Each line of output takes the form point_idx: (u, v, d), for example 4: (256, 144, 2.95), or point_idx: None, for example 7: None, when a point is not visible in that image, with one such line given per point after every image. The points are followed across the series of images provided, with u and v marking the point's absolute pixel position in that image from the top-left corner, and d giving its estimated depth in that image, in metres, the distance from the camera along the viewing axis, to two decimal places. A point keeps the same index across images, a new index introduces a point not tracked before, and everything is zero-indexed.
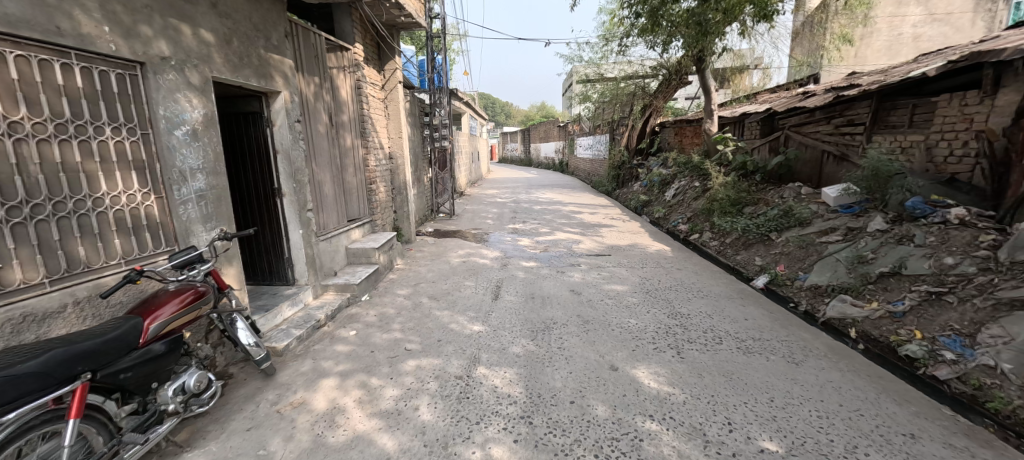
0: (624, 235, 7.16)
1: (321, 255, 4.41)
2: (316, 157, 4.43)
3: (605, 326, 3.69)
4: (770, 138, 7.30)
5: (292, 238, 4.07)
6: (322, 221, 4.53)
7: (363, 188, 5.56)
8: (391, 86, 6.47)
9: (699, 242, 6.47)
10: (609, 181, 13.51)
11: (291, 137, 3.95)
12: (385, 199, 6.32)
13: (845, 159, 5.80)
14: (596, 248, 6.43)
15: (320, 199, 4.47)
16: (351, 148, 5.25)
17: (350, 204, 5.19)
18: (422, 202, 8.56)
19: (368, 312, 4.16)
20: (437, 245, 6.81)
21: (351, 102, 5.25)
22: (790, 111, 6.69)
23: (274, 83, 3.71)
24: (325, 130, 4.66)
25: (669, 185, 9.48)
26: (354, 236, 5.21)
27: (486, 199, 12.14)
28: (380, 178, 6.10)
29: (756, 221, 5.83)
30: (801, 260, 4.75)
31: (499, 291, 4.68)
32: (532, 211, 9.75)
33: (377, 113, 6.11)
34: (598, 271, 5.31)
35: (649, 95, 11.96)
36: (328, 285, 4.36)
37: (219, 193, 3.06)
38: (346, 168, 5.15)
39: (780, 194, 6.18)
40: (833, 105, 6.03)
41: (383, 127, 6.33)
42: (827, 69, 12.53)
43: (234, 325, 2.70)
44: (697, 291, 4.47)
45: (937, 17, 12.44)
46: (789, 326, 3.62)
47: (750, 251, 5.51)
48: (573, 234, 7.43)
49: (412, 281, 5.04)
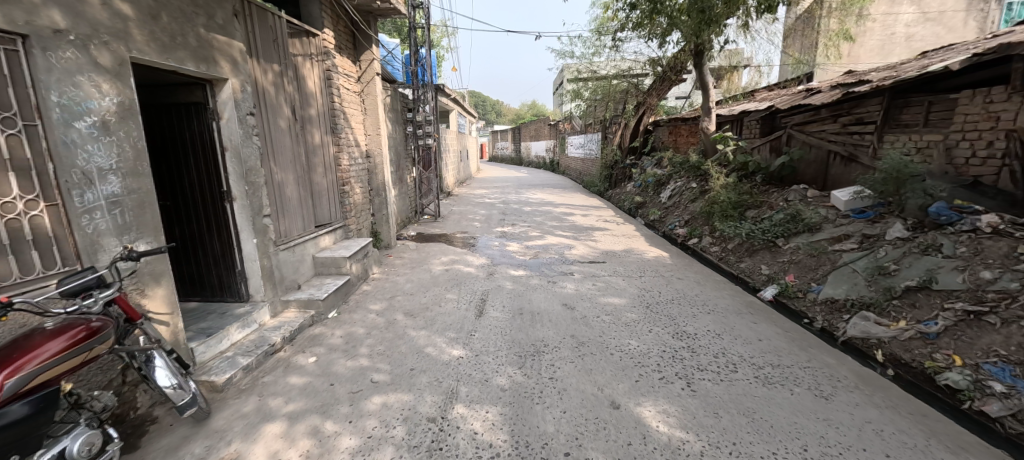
0: (619, 240, 6.74)
1: (281, 267, 3.89)
2: (275, 155, 3.90)
3: (603, 349, 3.23)
4: (771, 138, 6.92)
5: (245, 248, 3.54)
6: (283, 228, 4.00)
7: (335, 190, 5.03)
8: (368, 78, 5.94)
9: (699, 248, 6.07)
10: (602, 181, 13.11)
11: (242, 132, 3.42)
12: (361, 201, 5.79)
13: (855, 160, 5.44)
14: (589, 254, 5.99)
15: (280, 203, 3.94)
16: (319, 145, 4.72)
17: (318, 207, 4.66)
18: (404, 203, 8.03)
19: (334, 331, 3.65)
20: (418, 251, 6.30)
21: (319, 94, 4.72)
22: (794, 108, 6.32)
23: (218, 69, 3.18)
24: (288, 125, 4.13)
25: (665, 186, 9.09)
26: (324, 244, 4.68)
27: (474, 199, 11.64)
28: (354, 179, 5.57)
29: (761, 226, 5.44)
30: (814, 270, 4.36)
31: (484, 305, 4.20)
32: (522, 213, 9.28)
33: (351, 107, 5.58)
34: (593, 281, 4.87)
35: (643, 93, 11.57)
36: (289, 301, 3.84)
37: (143, 198, 2.55)
38: (314, 168, 4.61)
39: (785, 197, 5.80)
40: (841, 102, 5.66)
41: (358, 122, 5.80)
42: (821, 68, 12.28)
43: (151, 363, 2.20)
44: (701, 305, 4.05)
45: (930, 17, 12.25)
46: (810, 348, 3.21)
47: (756, 259, 5.11)
48: (565, 238, 6.98)
49: (387, 294, 4.53)
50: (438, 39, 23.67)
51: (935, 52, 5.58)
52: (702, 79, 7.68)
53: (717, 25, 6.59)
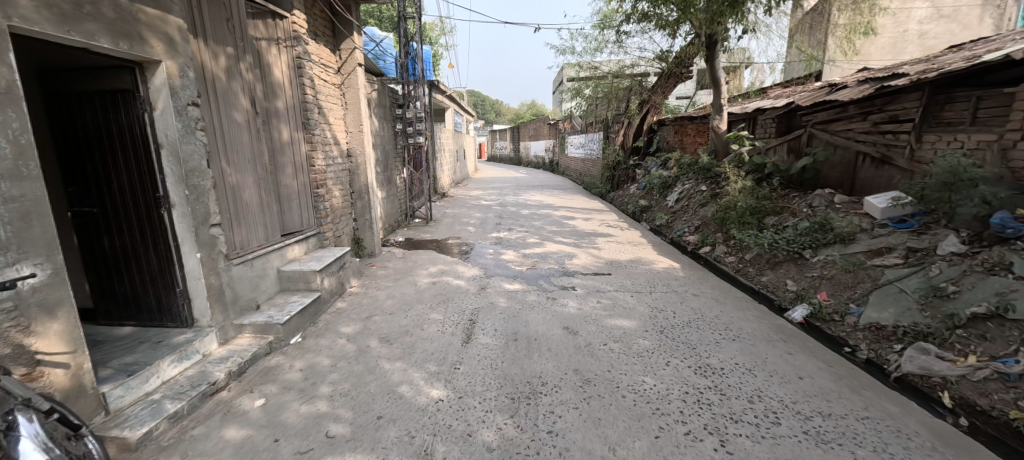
0: (625, 248, 6.18)
1: (236, 284, 3.33)
2: (228, 154, 3.34)
3: (612, 391, 2.67)
4: (790, 138, 6.36)
5: (187, 264, 2.98)
6: (239, 239, 3.44)
7: (309, 194, 4.48)
8: (349, 69, 5.35)
9: (713, 258, 5.52)
10: (603, 182, 12.55)
11: (181, 125, 2.86)
12: (339, 206, 5.22)
13: (888, 162, 4.89)
14: (593, 265, 5.43)
15: (234, 210, 3.38)
16: (288, 144, 4.16)
17: (285, 213, 4.10)
18: (392, 206, 7.46)
19: (293, 363, 3.08)
20: (405, 260, 5.73)
21: (288, 84, 4.15)
22: (817, 106, 5.78)
23: (147, 48, 2.62)
24: (246, 119, 3.56)
25: (671, 189, 8.53)
26: (293, 254, 4.12)
27: (470, 201, 11.07)
28: (332, 181, 5.01)
29: (784, 234, 4.89)
30: (851, 288, 3.81)
31: (473, 328, 3.64)
32: (520, 217, 8.71)
33: (328, 102, 5.01)
34: (597, 297, 4.32)
35: (648, 90, 11.12)
36: (243, 324, 3.28)
37: (27, 209, 1.98)
38: (280, 169, 4.05)
39: (808, 202, 5.25)
40: (872, 99, 5.10)
41: (337, 118, 5.23)
42: (833, 65, 11.71)
43: (13, 434, 1.64)
44: (723, 330, 3.50)
45: (945, 13, 11.69)
46: (862, 390, 2.66)
47: (780, 273, 4.57)
48: (566, 246, 6.42)
49: (362, 314, 3.96)
50: (436, 36, 23.14)
51: (974, 44, 5.03)
52: (713, 74, 7.11)
53: (733, 14, 6.03)
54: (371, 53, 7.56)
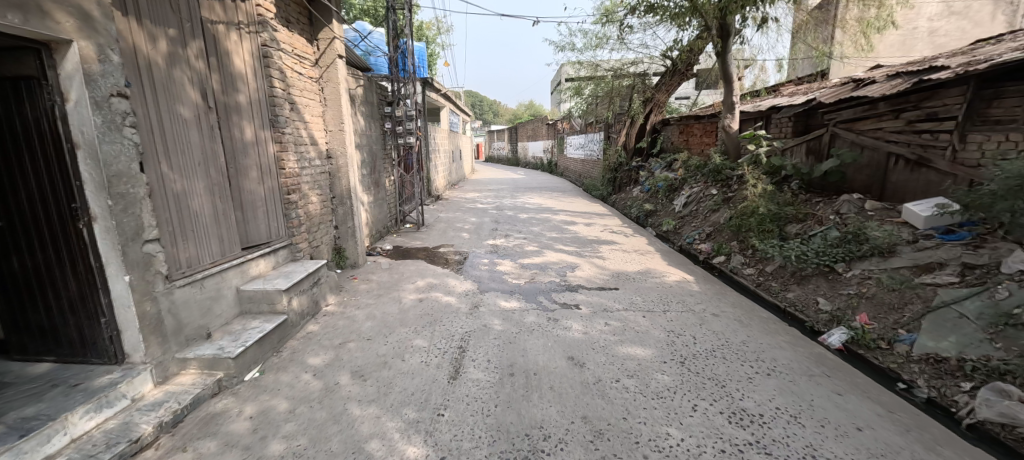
0: (632, 257, 5.68)
1: (180, 310, 2.81)
2: (171, 155, 2.82)
3: (631, 449, 2.17)
4: (809, 138, 5.87)
5: (114, 289, 2.46)
6: (187, 256, 2.92)
7: (279, 201, 3.96)
8: (328, 61, 4.83)
9: (729, 269, 5.04)
10: (605, 184, 12.06)
11: (101, 121, 2.34)
12: (317, 213, 4.70)
13: (925, 164, 4.42)
14: (598, 277, 4.92)
15: (179, 222, 2.85)
16: (253, 143, 3.64)
17: (249, 224, 3.58)
18: (380, 211, 6.93)
19: (242, 408, 2.55)
20: (390, 272, 5.20)
21: (252, 76, 3.64)
22: (841, 103, 5.30)
23: (50, 25, 2.10)
24: (197, 114, 3.04)
25: (678, 192, 8.04)
26: (257, 271, 3.60)
27: (466, 204, 10.57)
28: (307, 186, 4.49)
29: (811, 245, 4.39)
30: (897, 310, 3.32)
31: (463, 358, 3.13)
32: (517, 221, 8.20)
33: (303, 97, 4.49)
34: (604, 318, 3.81)
35: (651, 88, 10.64)
36: (187, 359, 2.75)
37: None
38: (242, 173, 3.53)
39: (835, 208, 4.76)
40: (906, 94, 4.61)
41: (314, 116, 4.72)
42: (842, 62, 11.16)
43: None
44: (755, 362, 3.00)
45: (956, 10, 10.99)
46: (938, 448, 2.16)
47: (808, 289, 4.08)
48: (567, 255, 5.91)
49: (335, 340, 3.43)
50: (432, 36, 22.69)
51: (1016, 35, 4.58)
52: (726, 70, 6.62)
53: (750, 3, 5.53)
54: (360, 49, 6.95)
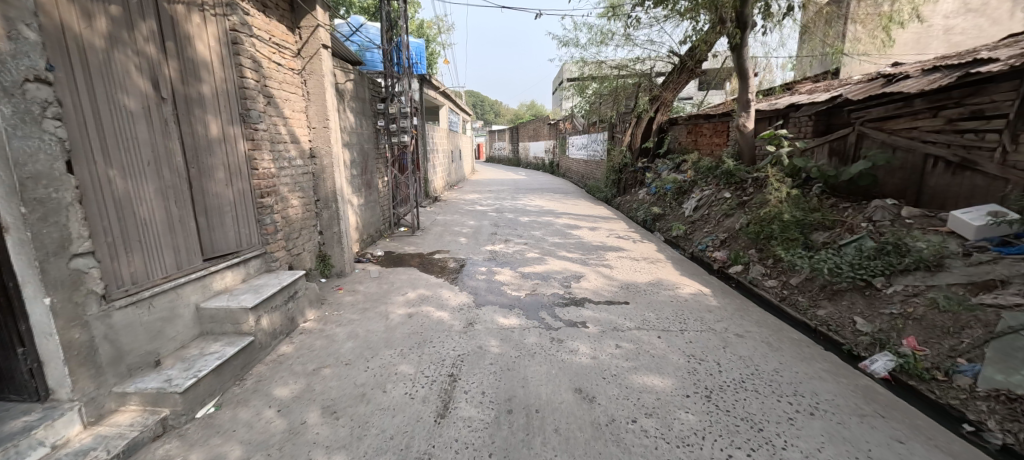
0: (641, 267, 5.25)
1: (121, 335, 2.40)
2: (112, 153, 2.41)
3: None
4: (833, 138, 5.43)
5: (33, 314, 2.05)
6: (132, 270, 2.51)
7: (252, 205, 3.55)
8: (312, 51, 4.41)
9: (749, 281, 4.61)
10: (609, 186, 11.63)
11: (12, 112, 1.92)
12: (297, 218, 4.29)
13: (969, 167, 3.99)
14: (605, 289, 4.49)
15: (120, 231, 2.44)
16: (219, 140, 3.23)
17: (213, 231, 3.18)
18: (372, 213, 6.52)
19: (187, 456, 2.13)
20: (379, 282, 4.78)
21: (220, 64, 3.23)
22: (870, 100, 4.88)
23: None
24: (147, 106, 2.63)
25: (688, 194, 7.61)
26: (222, 285, 3.18)
27: (464, 206, 10.16)
28: (285, 188, 4.07)
29: (843, 256, 3.96)
30: (952, 336, 2.90)
31: (454, 388, 2.71)
32: (517, 225, 7.78)
33: (282, 90, 4.07)
34: (615, 338, 3.38)
35: (658, 86, 10.22)
36: (127, 393, 2.33)
37: None
38: (206, 174, 3.12)
39: (866, 215, 4.33)
40: (948, 89, 4.16)
41: (295, 111, 4.30)
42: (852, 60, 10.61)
43: None
44: (794, 397, 2.57)
45: (972, 7, 10.22)
46: None
47: (842, 306, 3.65)
48: (571, 262, 5.48)
49: (310, 365, 3.00)
50: (433, 35, 22.34)
51: None
52: (742, 65, 6.18)
53: None
54: (355, 45, 7.45)
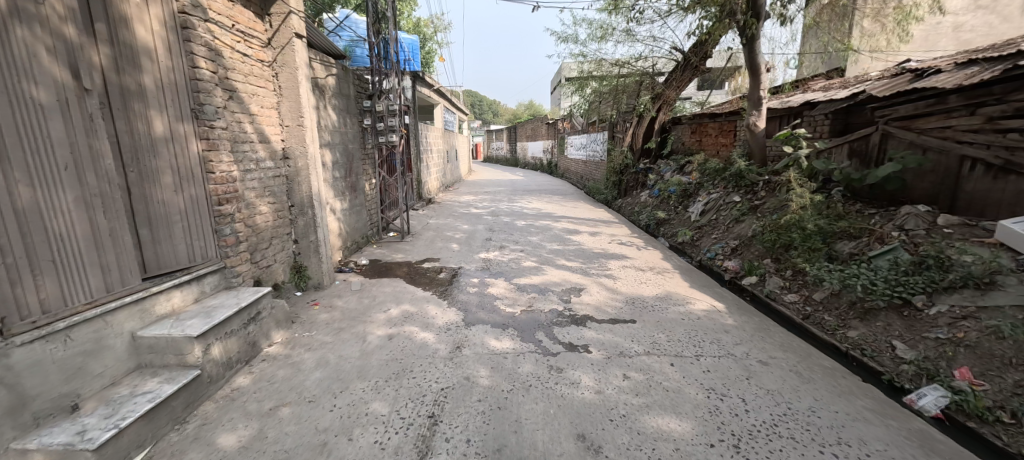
0: (647, 278, 4.83)
1: (24, 378, 1.96)
2: (13, 155, 1.97)
3: None
4: (854, 138, 5.03)
5: None
6: (43, 296, 2.08)
7: (207, 213, 3.11)
8: (283, 41, 3.96)
9: (766, 294, 4.20)
10: (609, 188, 11.19)
11: None
12: (265, 227, 3.84)
13: (1012, 171, 3.59)
14: (610, 305, 4.06)
15: (25, 249, 2.01)
16: (163, 139, 2.79)
17: (156, 244, 2.74)
18: (358, 218, 6.09)
19: None
20: (359, 295, 4.33)
21: (166, 51, 2.79)
22: (898, 96, 4.47)
23: None
24: (64, 98, 2.20)
25: (693, 197, 7.19)
26: (166, 307, 2.74)
27: (459, 209, 9.72)
28: (250, 194, 3.63)
29: (875, 270, 3.55)
30: (1016, 369, 2.50)
31: (434, 435, 2.28)
32: (514, 230, 7.33)
33: (248, 83, 3.63)
34: (621, 367, 2.95)
35: (661, 83, 9.78)
36: (27, 451, 1.89)
37: None
38: (146, 178, 2.68)
39: (897, 223, 3.93)
40: (989, 85, 3.75)
41: (265, 107, 3.86)
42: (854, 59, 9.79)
43: None
44: (839, 448, 2.16)
45: (982, 3, 9.07)
46: None
47: (877, 327, 3.25)
48: (571, 273, 5.05)
49: (268, 402, 2.56)
50: (431, 33, 21.92)
51: None
52: (754, 59, 5.78)
53: None
54: (343, 41, 7.16)
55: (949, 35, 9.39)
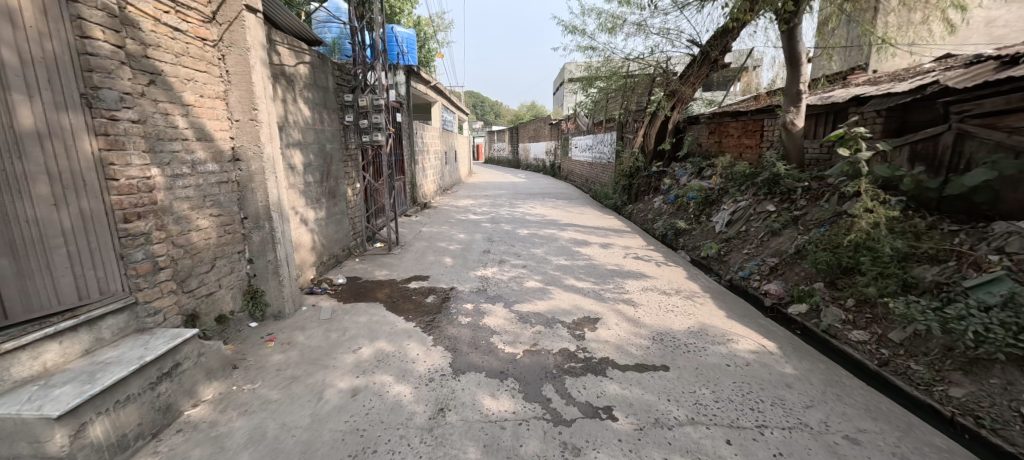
0: (674, 304, 4.04)
1: None
2: None
3: None
4: (918, 138, 4.23)
5: None
6: None
7: (109, 235, 2.35)
8: (231, 14, 3.18)
9: (823, 329, 3.43)
10: (617, 192, 10.42)
11: None
12: (204, 246, 3.07)
13: None
14: (633, 344, 3.27)
15: None
16: (34, 134, 2.03)
17: (20, 280, 1.97)
18: (337, 228, 5.31)
19: None
20: (327, 327, 3.54)
21: (38, 13, 2.03)
22: (979, 88, 3.70)
23: None
24: None
25: (717, 205, 6.41)
26: (32, 368, 1.98)
27: (456, 215, 8.95)
28: (182, 205, 2.87)
29: (982, 307, 2.75)
30: None
31: None
32: (514, 241, 6.55)
33: (179, 65, 2.86)
34: (660, 446, 2.17)
35: (675, 80, 8.99)
36: None
37: None
38: (5, 188, 1.92)
39: (996, 245, 3.13)
40: None
41: (205, 97, 3.09)
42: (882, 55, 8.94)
43: None
44: None
45: None
46: None
47: (995, 386, 2.46)
48: (583, 296, 4.27)
49: None
50: (432, 33, 21.22)
51: None
52: (795, 48, 5.05)
53: None
54: (330, 37, 6.49)
55: (980, 31, 8.29)
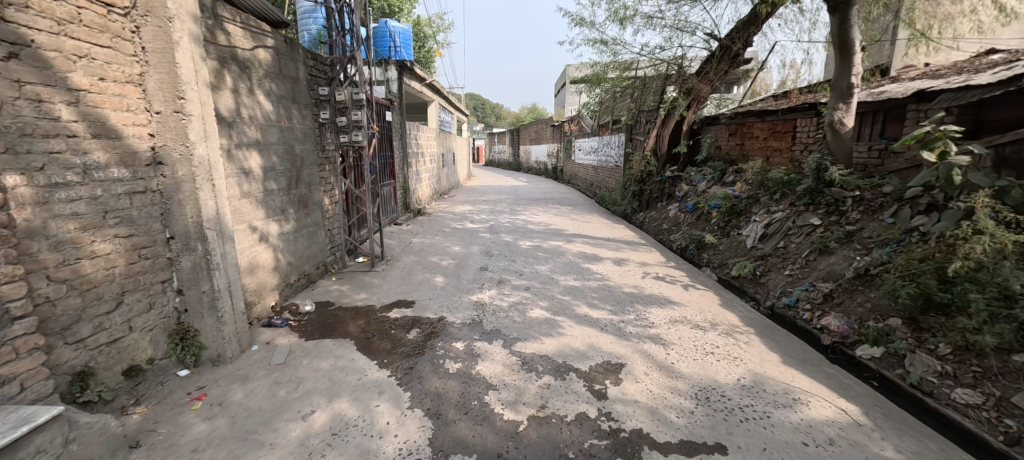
0: (713, 343, 3.27)
1: None
2: None
3: None
4: (1008, 139, 3.47)
5: None
6: None
7: None
8: None
9: (914, 384, 2.67)
10: (626, 199, 9.65)
11: None
12: (104, 278, 2.31)
13: None
14: (671, 406, 2.50)
15: None
16: None
17: None
18: (309, 243, 4.54)
19: None
20: (276, 378, 2.76)
21: None
22: None
23: None
24: None
25: (746, 216, 5.63)
26: None
27: (452, 223, 8.17)
28: (63, 225, 2.11)
29: None
30: None
31: None
32: (516, 255, 5.77)
33: (64, 36, 2.12)
34: None
35: (692, 77, 8.23)
36: None
37: None
38: None
39: None
40: None
41: (107, 80, 2.33)
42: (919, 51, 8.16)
43: None
44: None
45: None
46: None
47: None
48: (600, 331, 3.48)
49: None
50: (431, 33, 20.56)
51: None
52: (847, 37, 4.37)
53: None
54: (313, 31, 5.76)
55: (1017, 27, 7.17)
